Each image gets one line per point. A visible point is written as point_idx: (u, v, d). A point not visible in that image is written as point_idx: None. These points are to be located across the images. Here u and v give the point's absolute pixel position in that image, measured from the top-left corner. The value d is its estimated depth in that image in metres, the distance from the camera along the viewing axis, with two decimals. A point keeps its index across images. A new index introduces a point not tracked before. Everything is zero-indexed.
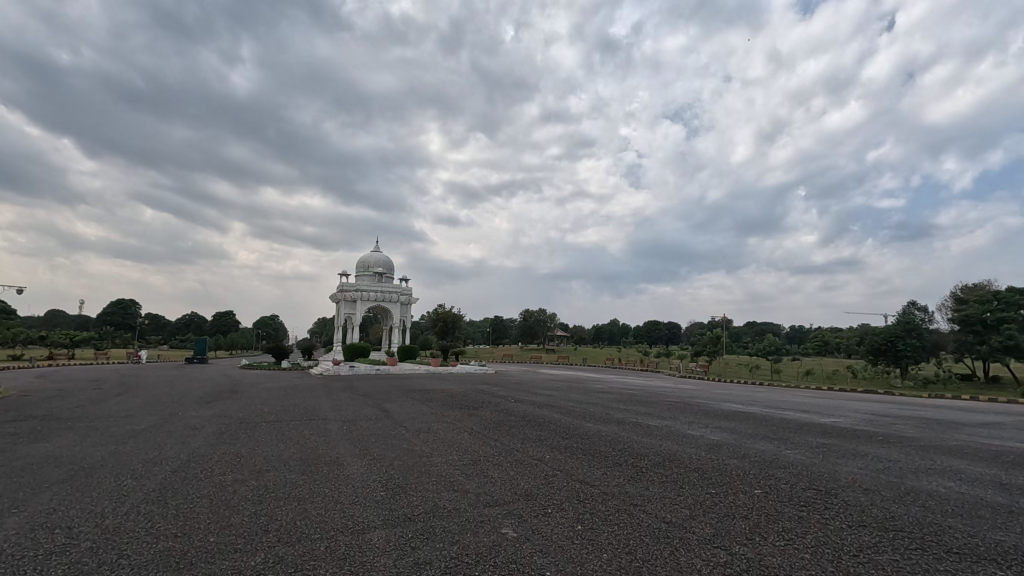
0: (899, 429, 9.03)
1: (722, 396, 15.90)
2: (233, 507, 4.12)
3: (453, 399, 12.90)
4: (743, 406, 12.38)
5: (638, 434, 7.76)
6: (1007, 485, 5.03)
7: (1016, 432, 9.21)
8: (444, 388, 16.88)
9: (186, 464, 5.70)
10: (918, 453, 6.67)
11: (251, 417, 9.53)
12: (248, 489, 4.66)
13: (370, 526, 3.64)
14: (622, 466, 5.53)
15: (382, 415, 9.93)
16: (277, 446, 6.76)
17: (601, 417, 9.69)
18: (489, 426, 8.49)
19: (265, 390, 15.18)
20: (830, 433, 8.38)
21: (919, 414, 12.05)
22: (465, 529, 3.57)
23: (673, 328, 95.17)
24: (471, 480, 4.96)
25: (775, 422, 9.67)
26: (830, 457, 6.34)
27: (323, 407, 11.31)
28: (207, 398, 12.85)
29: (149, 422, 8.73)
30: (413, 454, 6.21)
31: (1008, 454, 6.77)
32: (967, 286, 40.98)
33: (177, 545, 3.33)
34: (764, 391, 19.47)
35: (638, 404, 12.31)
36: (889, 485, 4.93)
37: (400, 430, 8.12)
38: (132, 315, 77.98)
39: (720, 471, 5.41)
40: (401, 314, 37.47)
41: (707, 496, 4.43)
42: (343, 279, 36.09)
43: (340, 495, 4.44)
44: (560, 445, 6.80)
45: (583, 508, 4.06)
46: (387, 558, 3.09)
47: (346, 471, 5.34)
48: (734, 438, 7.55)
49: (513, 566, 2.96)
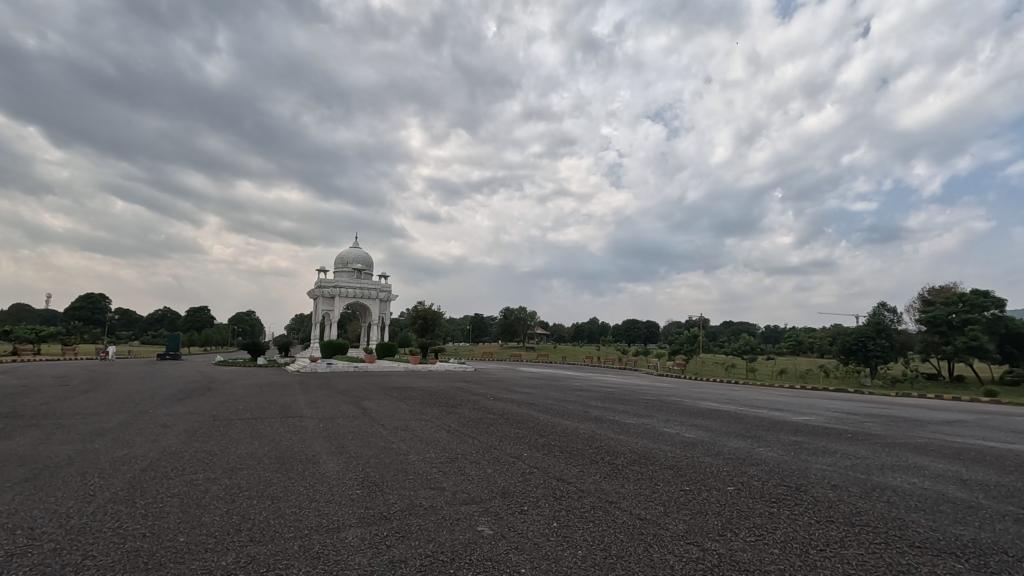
0: (870, 429, 9.06)
1: (698, 394, 16.06)
2: (205, 507, 4.04)
3: (432, 397, 12.69)
4: (720, 405, 12.36)
5: (614, 432, 7.79)
6: (966, 480, 5.20)
7: (976, 430, 9.52)
8: (424, 387, 16.40)
9: (155, 462, 5.55)
10: (886, 450, 6.82)
11: (225, 415, 9.29)
12: (220, 489, 4.55)
13: (345, 525, 3.61)
14: (599, 465, 5.55)
15: (358, 414, 9.67)
16: (252, 444, 6.58)
17: (582, 416, 9.62)
18: (468, 424, 8.42)
19: (240, 389, 14.33)
20: (802, 431, 8.48)
21: (886, 412, 12.35)
22: (441, 527, 3.56)
23: (652, 327, 96.44)
24: (448, 479, 4.91)
25: (748, 420, 9.77)
26: (801, 454, 6.47)
27: (301, 404, 11.13)
28: (178, 396, 12.38)
29: (118, 421, 8.43)
30: (390, 453, 6.13)
31: (969, 452, 6.95)
32: (935, 288, 42.31)
33: (145, 545, 3.26)
34: (740, 390, 19.65)
35: (616, 402, 12.35)
36: (857, 481, 5.07)
37: (377, 428, 8.02)
38: (101, 310, 75.63)
39: (694, 468, 5.49)
40: (380, 311, 37.12)
41: (681, 493, 4.48)
42: (322, 274, 35.67)
43: (315, 495, 4.38)
44: (538, 443, 6.75)
45: (558, 506, 4.08)
46: (361, 557, 3.06)
47: (321, 470, 5.25)
48: (710, 437, 7.60)
49: (488, 565, 2.96)
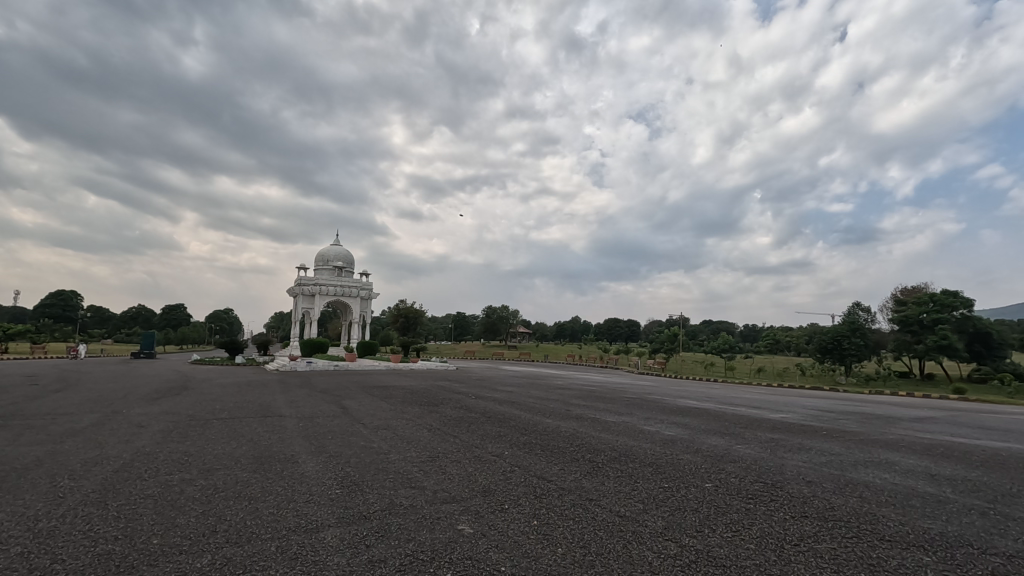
0: (846, 426, 9.19)
1: (678, 392, 16.23)
2: (180, 508, 3.97)
3: (414, 395, 12.69)
4: (700, 404, 12.43)
5: (595, 430, 7.86)
6: (936, 476, 5.36)
7: (946, 427, 9.80)
8: (405, 385, 16.36)
9: (128, 464, 5.42)
10: (859, 447, 6.99)
11: (202, 415, 9.15)
12: (196, 490, 4.49)
13: (324, 525, 3.58)
14: (579, 463, 5.59)
15: (339, 413, 9.57)
16: (229, 444, 6.50)
17: (563, 415, 9.66)
18: (449, 423, 8.38)
19: (218, 388, 14.16)
20: (780, 428, 8.65)
21: (860, 410, 12.66)
22: (421, 526, 3.56)
23: (634, 327, 97.35)
24: (430, 478, 4.90)
25: (727, 417, 9.96)
26: (777, 451, 6.60)
27: (280, 403, 11.03)
28: (153, 395, 12.17)
29: (89, 421, 8.25)
30: (371, 452, 6.10)
31: (937, 448, 7.17)
32: (907, 288, 43.48)
33: (118, 547, 3.19)
34: (719, 388, 19.90)
35: (598, 401, 12.48)
36: (831, 477, 5.18)
37: (358, 427, 7.99)
38: (74, 307, 73.60)
39: (674, 465, 5.57)
40: (361, 309, 36.81)
41: (661, 491, 4.54)
42: (302, 272, 35.28)
43: (293, 494, 4.33)
44: (519, 442, 6.75)
45: (539, 504, 4.10)
46: (339, 557, 3.04)
47: (300, 470, 5.19)
48: (689, 434, 7.72)
49: (468, 563, 2.96)
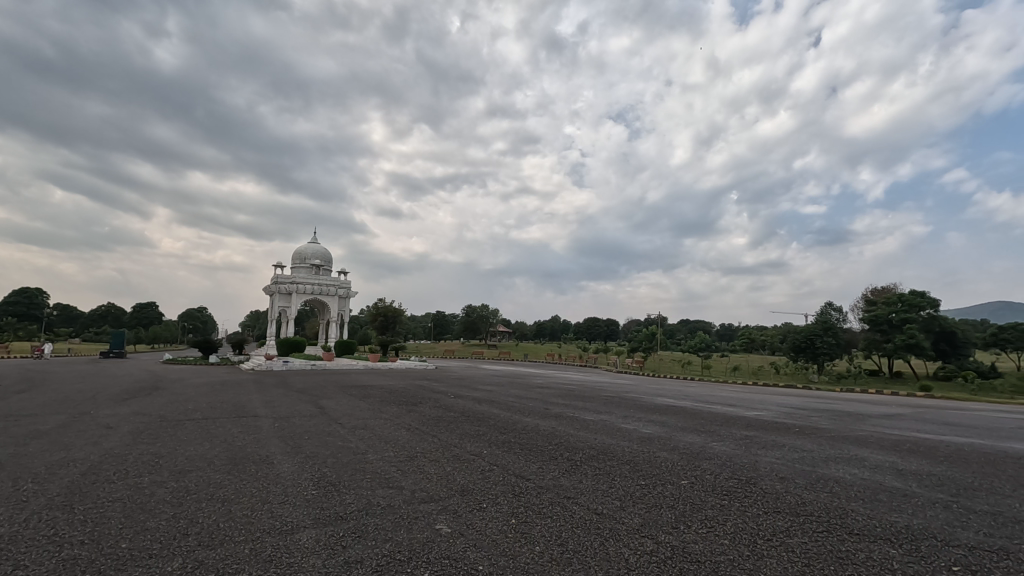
0: (818, 423, 9.39)
1: (656, 391, 16.46)
2: (150, 511, 3.87)
3: (393, 395, 12.61)
4: (677, 402, 12.57)
5: (574, 428, 7.93)
6: (902, 471, 5.53)
7: (913, 423, 10.11)
8: (384, 384, 16.29)
9: (97, 466, 5.28)
10: (830, 443, 7.18)
11: (174, 415, 8.97)
12: (167, 492, 4.38)
13: (299, 526, 3.54)
14: (558, 461, 5.62)
15: (316, 412, 9.48)
16: (202, 445, 6.37)
17: (543, 413, 9.72)
18: (428, 422, 8.35)
19: (192, 388, 13.91)
20: (754, 426, 8.81)
21: (831, 407, 12.96)
22: (399, 526, 3.53)
23: (613, 326, 98.29)
24: (407, 477, 4.87)
25: (702, 415, 10.11)
26: (752, 447, 6.72)
27: (256, 403, 10.85)
28: (123, 396, 11.86)
29: (55, 422, 8.04)
30: (348, 452, 6.04)
31: (903, 443, 7.41)
32: (877, 289, 44.71)
33: (84, 552, 3.10)
34: (695, 387, 20.18)
35: (576, 399, 12.59)
36: (803, 473, 5.30)
37: (336, 426, 7.91)
38: (39, 306, 71.21)
39: (650, 463, 5.63)
40: (339, 308, 36.39)
41: (637, 488, 4.59)
42: (278, 270, 34.73)
43: (268, 495, 4.27)
44: (498, 441, 6.76)
45: (518, 502, 4.12)
46: (315, 558, 3.00)
47: (275, 471, 5.13)
48: (666, 432, 7.82)
49: (446, 562, 2.95)
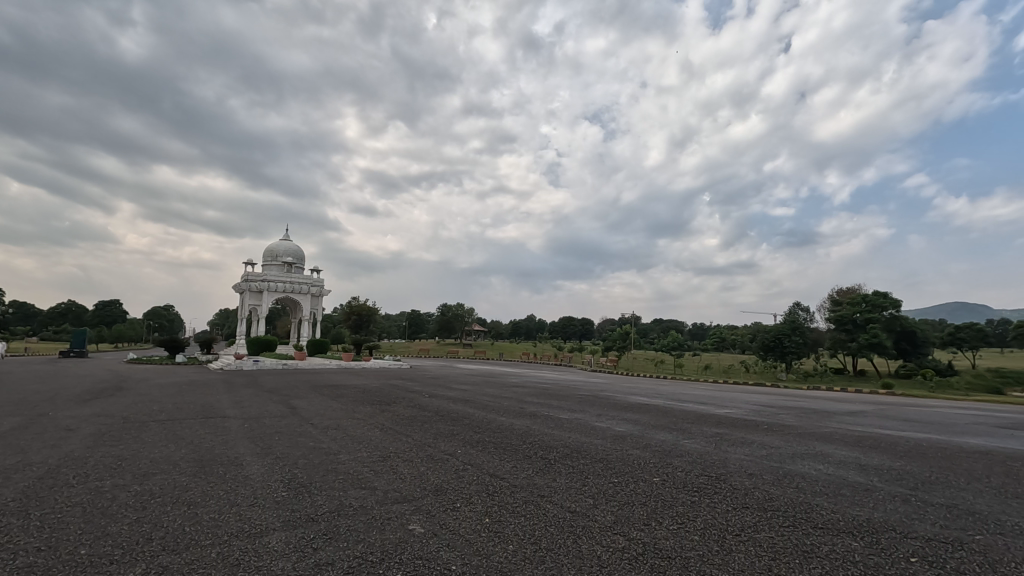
0: (785, 420, 9.64)
1: (629, 389, 16.63)
2: (111, 515, 3.76)
3: (366, 395, 12.48)
4: (649, 400, 12.76)
5: (548, 427, 7.98)
6: (865, 466, 5.70)
7: (875, 419, 10.47)
8: (357, 384, 16.11)
9: (56, 469, 5.10)
10: (797, 440, 7.36)
11: (137, 416, 8.73)
12: (131, 496, 4.25)
13: (269, 529, 3.47)
14: (532, 459, 5.65)
15: (287, 412, 9.36)
16: (167, 447, 6.21)
17: (517, 412, 9.74)
18: (401, 422, 8.29)
19: (158, 389, 13.56)
20: (724, 423, 8.98)
21: (798, 405, 13.30)
22: (371, 527, 3.50)
23: (587, 325, 99.19)
24: (380, 477, 4.83)
25: (674, 413, 10.26)
26: (721, 444, 6.86)
27: (225, 403, 10.60)
28: (84, 396, 11.50)
29: (11, 424, 7.74)
30: (319, 453, 5.96)
31: (866, 439, 7.67)
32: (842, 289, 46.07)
33: (40, 559, 2.99)
34: (667, 385, 20.50)
35: (550, 398, 12.63)
36: (770, 469, 5.42)
37: (308, 427, 7.79)
38: None
39: (624, 461, 5.70)
40: (312, 306, 35.82)
41: (610, 485, 4.64)
42: (248, 268, 34.01)
43: (236, 498, 4.17)
44: (472, 440, 6.76)
45: (492, 501, 4.12)
46: (285, 561, 2.95)
47: (245, 472, 5.02)
48: (638, 430, 7.90)
49: (419, 563, 2.94)
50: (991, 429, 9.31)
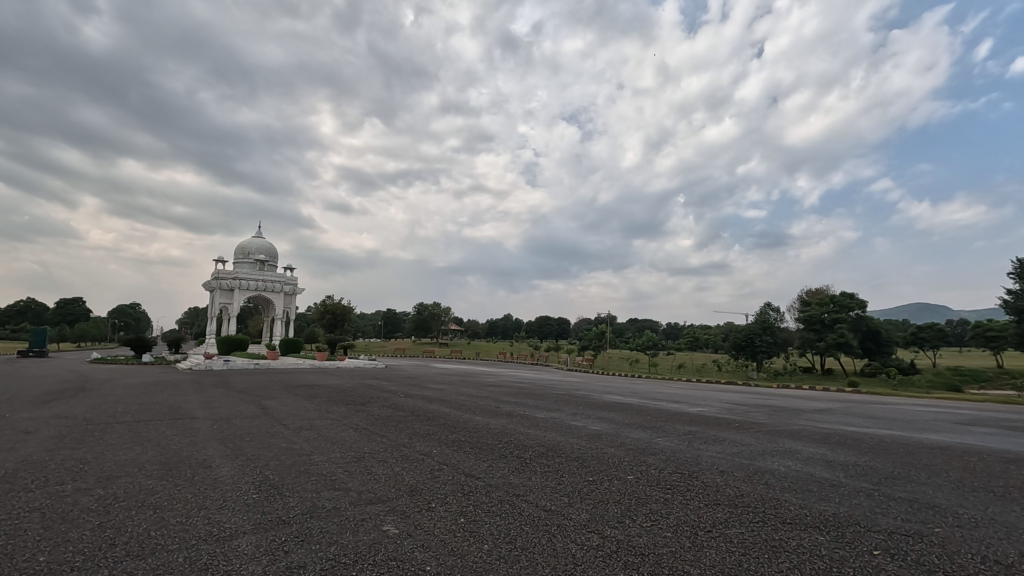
0: (756, 418, 9.85)
1: (604, 388, 16.74)
2: (73, 521, 3.63)
3: (341, 395, 12.32)
4: (624, 399, 12.90)
5: (524, 426, 8.00)
6: (831, 462, 5.87)
7: (842, 417, 10.78)
8: (331, 384, 15.89)
9: (12, 473, 4.91)
10: (766, 437, 7.52)
11: (101, 418, 8.47)
12: (93, 500, 4.11)
13: (239, 532, 3.40)
14: (507, 458, 5.65)
15: (258, 413, 9.16)
16: (133, 450, 6.03)
17: (493, 411, 9.73)
18: (376, 422, 8.21)
19: (124, 389, 13.18)
20: (698, 421, 9.12)
21: (768, 403, 13.60)
22: (344, 529, 3.46)
23: (564, 324, 99.83)
24: (354, 478, 4.77)
25: (649, 411, 10.39)
26: (694, 442, 6.98)
27: (193, 404, 10.35)
28: (44, 397, 11.10)
29: None
30: (291, 454, 5.87)
31: (833, 436, 7.88)
32: (811, 291, 47.25)
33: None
34: (642, 384, 20.74)
35: (527, 397, 12.65)
36: (741, 466, 5.53)
37: (280, 428, 7.65)
38: None
39: (599, 459, 5.75)
40: (285, 305, 35.22)
41: (586, 484, 4.67)
42: (219, 265, 33.26)
43: (204, 501, 4.07)
44: (448, 440, 6.73)
45: (467, 500, 4.11)
46: (254, 565, 2.89)
47: (214, 475, 4.91)
48: (613, 429, 7.96)
49: (393, 564, 2.91)
50: (951, 426, 9.66)
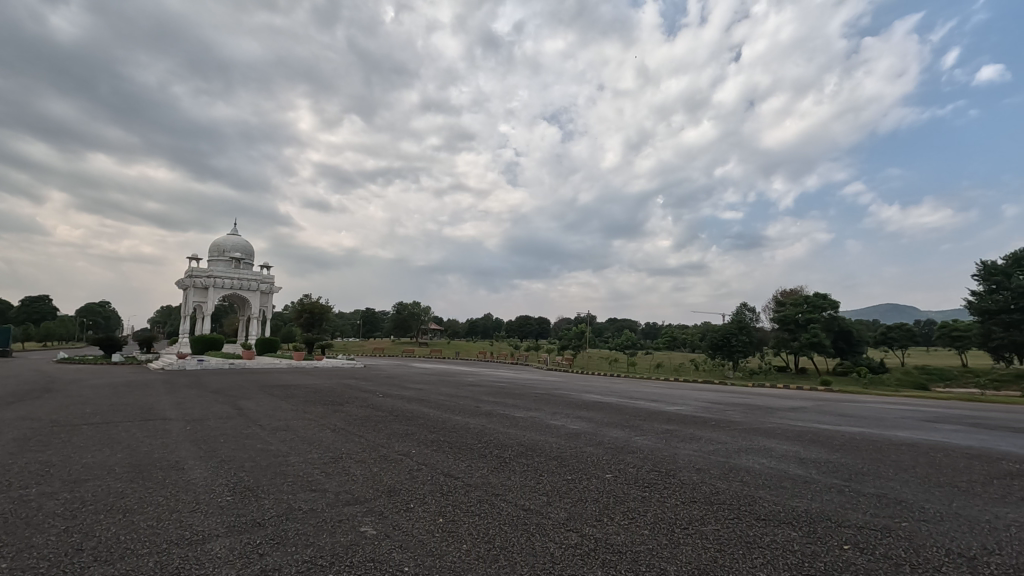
0: (731, 416, 10.01)
1: (583, 387, 16.81)
2: (37, 526, 3.52)
3: (318, 395, 12.15)
4: (603, 398, 12.99)
5: (504, 425, 7.99)
6: (804, 459, 5.99)
7: (815, 415, 10.98)
8: (308, 384, 15.66)
9: None
10: (742, 435, 7.64)
11: (67, 419, 8.21)
12: (59, 504, 3.99)
13: (212, 535, 3.34)
14: (486, 458, 5.64)
15: (233, 414, 8.97)
16: (100, 452, 5.86)
17: (472, 411, 9.70)
18: (354, 422, 8.12)
19: (93, 390, 12.81)
20: (676, 420, 9.23)
21: (744, 402, 13.80)
22: (320, 530, 3.42)
23: (544, 324, 100.12)
24: (331, 479, 4.71)
25: (628, 410, 10.47)
26: (672, 441, 7.06)
27: (165, 405, 10.12)
28: (7, 399, 10.73)
29: None
30: (267, 454, 5.77)
31: (807, 434, 8.03)
32: (786, 292, 48.18)
33: None
34: (620, 383, 20.92)
35: (506, 397, 12.61)
36: (717, 464, 5.60)
37: (254, 429, 7.52)
38: None
39: (577, 458, 5.78)
40: (261, 304, 34.61)
41: (564, 483, 4.69)
42: (193, 263, 32.54)
43: (177, 504, 3.99)
44: (427, 440, 6.69)
45: (446, 500, 4.10)
46: (227, 569, 2.84)
47: (187, 476, 4.81)
48: (592, 428, 7.99)
49: (370, 565, 2.89)
50: (919, 424, 9.92)
